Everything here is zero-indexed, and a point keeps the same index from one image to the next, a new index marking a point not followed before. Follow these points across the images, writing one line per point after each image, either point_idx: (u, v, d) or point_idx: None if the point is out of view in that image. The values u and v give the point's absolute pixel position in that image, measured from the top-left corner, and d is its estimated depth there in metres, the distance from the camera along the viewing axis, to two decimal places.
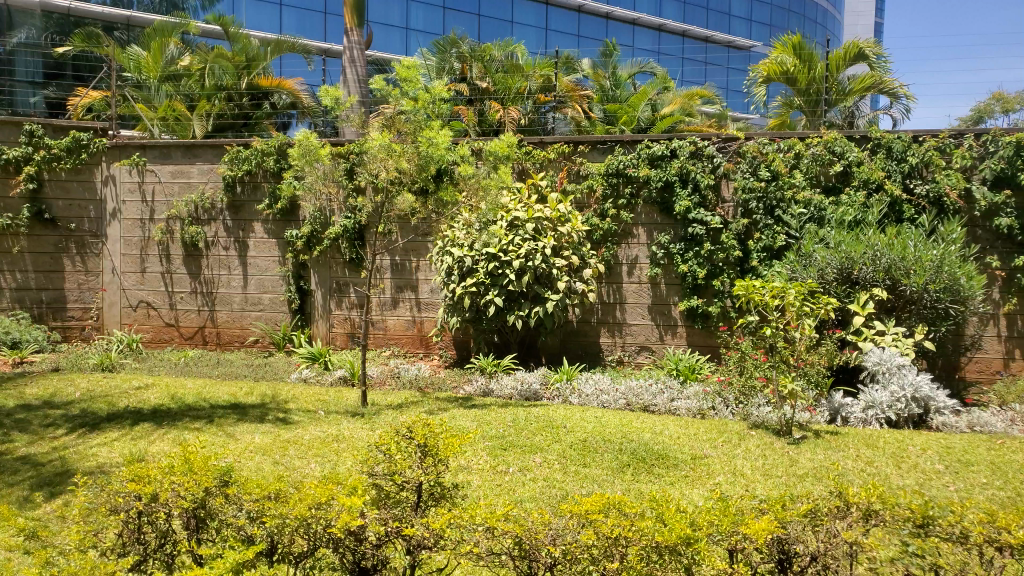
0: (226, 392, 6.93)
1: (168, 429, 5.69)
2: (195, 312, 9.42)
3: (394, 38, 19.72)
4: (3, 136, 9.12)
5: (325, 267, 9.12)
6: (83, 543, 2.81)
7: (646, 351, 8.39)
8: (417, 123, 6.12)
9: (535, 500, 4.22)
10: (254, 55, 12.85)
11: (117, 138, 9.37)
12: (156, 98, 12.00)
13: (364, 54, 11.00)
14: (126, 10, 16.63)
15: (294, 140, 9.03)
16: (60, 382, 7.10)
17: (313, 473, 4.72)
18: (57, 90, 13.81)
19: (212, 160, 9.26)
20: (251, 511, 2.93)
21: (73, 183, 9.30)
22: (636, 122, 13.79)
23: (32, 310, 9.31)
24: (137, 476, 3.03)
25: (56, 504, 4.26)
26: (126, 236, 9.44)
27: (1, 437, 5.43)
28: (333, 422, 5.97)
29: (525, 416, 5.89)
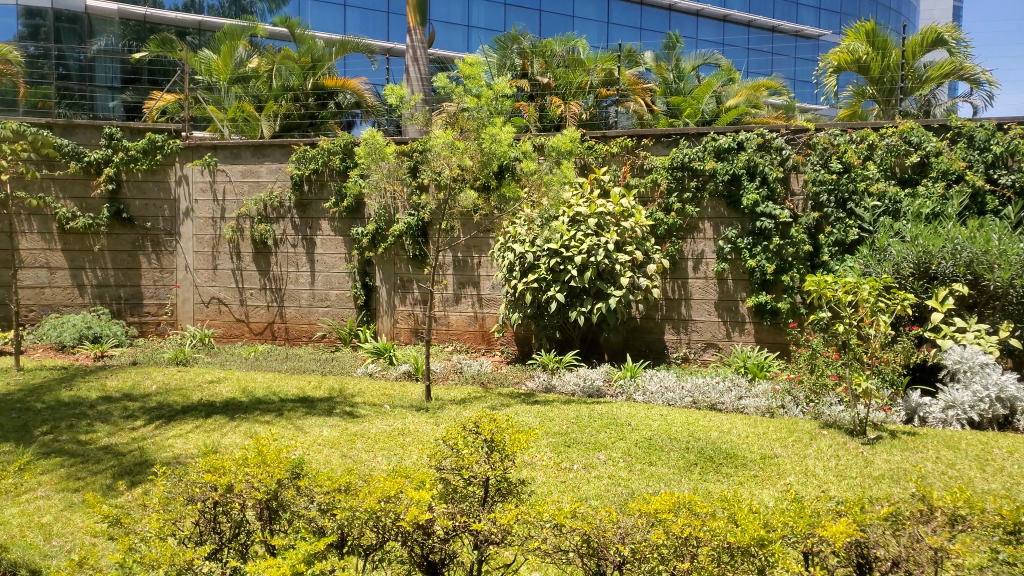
0: (295, 386, 7.10)
1: (240, 421, 5.86)
2: (265, 308, 9.66)
3: (455, 36, 19.83)
4: (85, 139, 9.53)
5: (389, 264, 9.27)
6: (162, 530, 2.91)
7: (712, 348, 8.26)
8: (480, 120, 6.14)
9: (600, 498, 4.18)
10: (319, 55, 13.08)
11: (190, 139, 9.68)
12: (226, 100, 12.35)
13: (427, 52, 11.10)
14: (198, 15, 17.17)
15: (359, 139, 9.18)
16: (138, 375, 7.38)
17: (380, 467, 4.79)
18: (134, 94, 14.37)
19: (280, 159, 9.48)
20: (322, 503, 2.98)
21: (149, 184, 9.66)
22: (701, 115, 13.59)
23: (111, 306, 9.70)
24: (213, 467, 3.13)
25: (137, 492, 4.43)
26: (198, 234, 9.74)
27: (85, 428, 5.68)
28: (399, 417, 6.04)
29: (589, 413, 5.85)
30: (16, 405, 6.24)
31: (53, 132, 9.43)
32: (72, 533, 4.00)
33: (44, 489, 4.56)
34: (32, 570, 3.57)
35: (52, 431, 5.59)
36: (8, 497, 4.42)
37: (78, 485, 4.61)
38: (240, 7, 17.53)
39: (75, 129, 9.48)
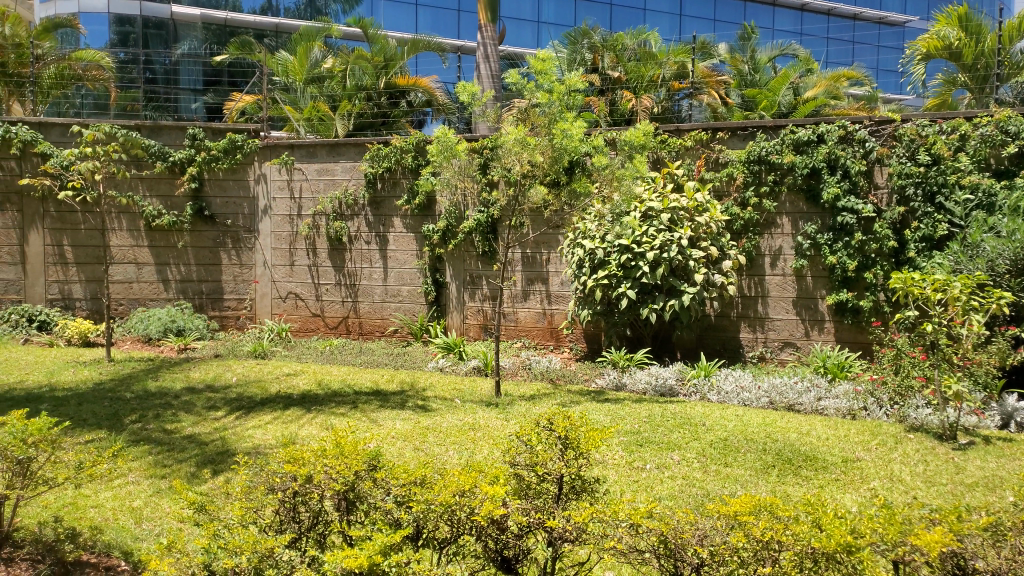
0: (368, 379, 7.24)
1: (316, 413, 6.00)
2: (339, 303, 9.86)
3: (525, 32, 19.84)
4: (170, 140, 9.90)
5: (459, 260, 9.35)
6: (245, 518, 3.00)
7: (790, 348, 8.04)
8: (552, 115, 6.09)
9: (675, 499, 4.12)
10: (391, 55, 13.32)
11: (268, 139, 9.95)
12: (302, 100, 12.54)
13: (498, 49, 11.12)
14: (275, 18, 17.67)
15: (431, 136, 9.25)
16: (219, 367, 7.64)
17: (452, 461, 4.82)
18: (215, 96, 14.89)
19: (355, 158, 9.64)
20: (398, 496, 3.03)
21: (229, 182, 9.99)
22: (778, 107, 13.23)
23: (194, 300, 10.09)
24: (293, 458, 3.21)
25: (220, 480, 4.59)
26: (276, 231, 10.01)
27: (170, 417, 5.91)
28: (469, 411, 6.08)
29: (661, 413, 5.76)
30: (108, 394, 6.55)
31: (141, 133, 9.83)
32: (161, 518, 4.17)
33: (134, 475, 4.77)
34: (124, 552, 3.74)
35: (140, 420, 5.83)
36: (102, 481, 4.63)
37: (165, 472, 4.80)
38: (315, 9, 17.93)
39: (161, 130, 9.85)
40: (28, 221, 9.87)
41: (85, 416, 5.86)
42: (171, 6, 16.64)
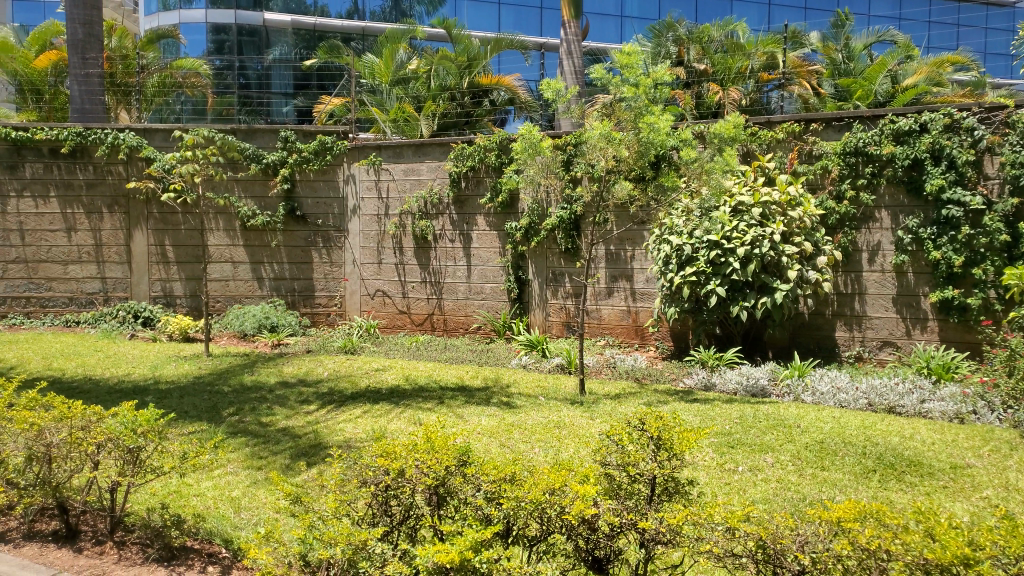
0: (453, 374, 7.33)
1: (404, 408, 6.09)
2: (425, 300, 10.00)
3: (609, 27, 19.70)
4: (264, 143, 10.27)
5: (541, 257, 9.33)
6: (338, 509, 3.11)
7: (890, 347, 7.68)
8: (638, 109, 5.99)
9: (770, 503, 3.98)
10: (475, 54, 13.51)
11: (357, 140, 10.19)
12: (388, 101, 12.88)
13: (581, 45, 11.05)
14: (362, 21, 18.10)
15: (514, 134, 9.24)
16: (311, 362, 7.88)
17: (540, 459, 4.79)
18: (306, 99, 15.60)
19: (439, 157, 9.75)
20: (488, 492, 3.04)
21: (320, 183, 10.28)
22: (874, 96, 12.70)
23: (287, 297, 10.43)
24: (385, 452, 3.25)
25: (313, 472, 4.72)
26: (364, 230, 10.24)
27: (266, 410, 6.12)
28: (555, 409, 6.05)
29: (753, 414, 5.60)
30: (207, 387, 6.84)
31: (237, 136, 10.22)
32: (258, 507, 4.30)
33: (233, 466, 4.95)
34: (225, 540, 3.87)
35: (238, 412, 6.06)
36: (203, 471, 4.83)
37: (261, 464, 4.97)
38: (400, 11, 18.24)
39: (255, 133, 10.22)
40: (134, 222, 10.42)
41: (187, 408, 6.13)
42: (263, 14, 17.34)
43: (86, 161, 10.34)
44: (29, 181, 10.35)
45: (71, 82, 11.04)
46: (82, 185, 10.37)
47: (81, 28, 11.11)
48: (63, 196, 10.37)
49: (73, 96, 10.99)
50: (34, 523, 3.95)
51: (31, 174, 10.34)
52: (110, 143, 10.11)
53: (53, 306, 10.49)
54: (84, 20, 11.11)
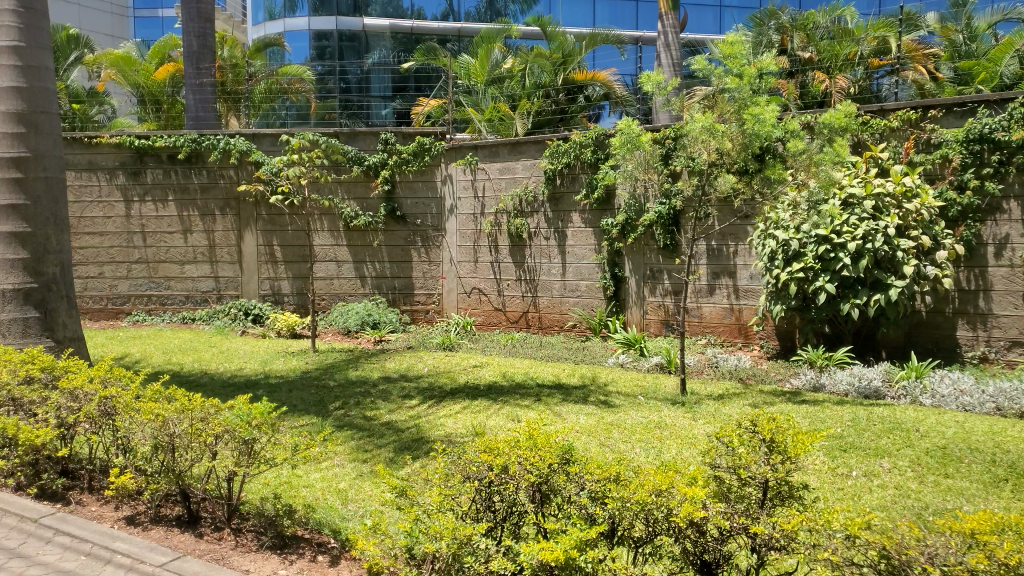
0: (550, 373, 7.30)
1: (502, 404, 6.14)
2: (520, 298, 10.03)
3: (707, 17, 19.24)
4: (366, 145, 10.55)
5: (639, 254, 9.14)
6: (443, 504, 3.14)
7: (1019, 348, 7.16)
8: (742, 100, 5.81)
9: (888, 511, 3.78)
10: (570, 50, 13.53)
11: (454, 140, 10.33)
12: (483, 101, 12.93)
13: (679, 37, 10.84)
14: (457, 23, 18.30)
15: (610, 129, 9.10)
16: (412, 358, 8.04)
17: (642, 459, 4.71)
18: (404, 101, 15.74)
19: (535, 155, 9.73)
20: (593, 491, 3.01)
21: (418, 183, 10.49)
22: (999, 79, 11.69)
23: (388, 295, 10.71)
24: (488, 448, 3.29)
25: (416, 465, 4.79)
26: (461, 229, 10.37)
27: (370, 404, 6.29)
28: (654, 408, 5.96)
29: (867, 416, 5.33)
30: (314, 381, 7.10)
31: (339, 139, 10.55)
32: (364, 500, 4.41)
33: (339, 458, 5.10)
34: (334, 530, 3.98)
35: (344, 406, 6.25)
36: (311, 463, 4.99)
37: (366, 457, 5.10)
38: (495, 11, 18.33)
39: (357, 136, 10.53)
40: (245, 224, 10.91)
41: (296, 402, 6.37)
42: (363, 19, 17.79)
43: (201, 166, 10.90)
44: (150, 186, 10.99)
45: (187, 91, 11.68)
46: (198, 189, 10.93)
47: (196, 40, 11.76)
48: (180, 200, 10.97)
49: (189, 105, 11.62)
50: (159, 508, 4.17)
51: (152, 179, 10.98)
52: (222, 148, 10.63)
53: (172, 303, 11.12)
54: (198, 32, 11.76)
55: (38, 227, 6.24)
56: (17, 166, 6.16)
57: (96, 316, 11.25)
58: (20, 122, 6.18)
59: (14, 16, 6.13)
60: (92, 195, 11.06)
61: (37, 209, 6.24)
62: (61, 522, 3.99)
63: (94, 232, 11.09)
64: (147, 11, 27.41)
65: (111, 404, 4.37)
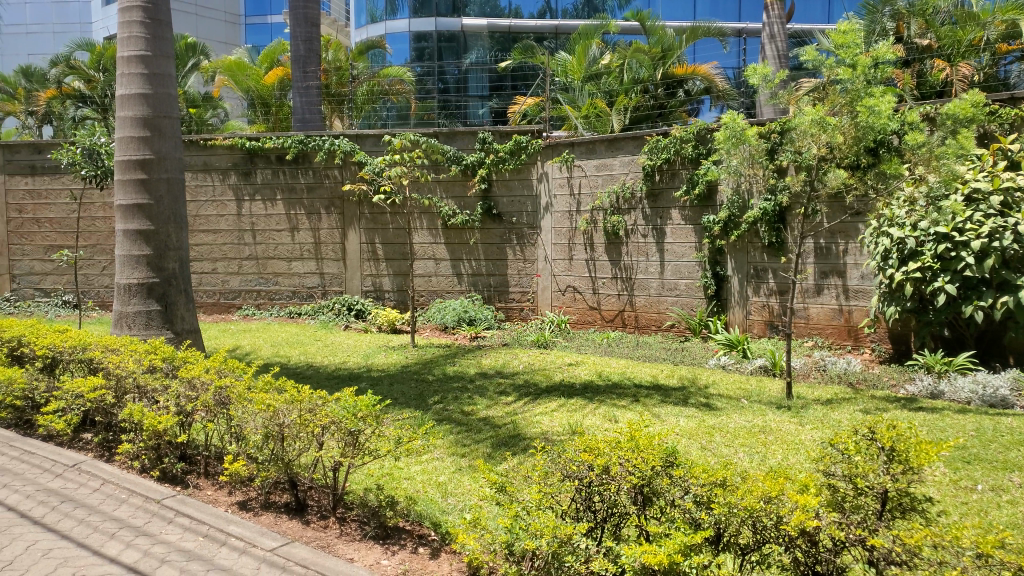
0: (648, 373, 7.19)
1: (599, 404, 6.09)
2: (616, 296, 9.92)
3: (815, 5, 18.54)
4: (463, 145, 10.71)
5: (742, 252, 8.87)
6: (542, 502, 3.14)
7: None
8: (855, 92, 5.54)
9: (1018, 529, 3.52)
10: (669, 45, 13.36)
11: (551, 138, 10.33)
12: (580, 98, 12.67)
13: (785, 27, 10.46)
14: (555, 20, 18.31)
15: (713, 123, 8.88)
16: (508, 355, 8.08)
17: (746, 464, 4.57)
18: (500, 99, 15.84)
19: (633, 151, 9.60)
20: (698, 496, 2.93)
21: (515, 181, 10.54)
22: None
23: (484, 292, 10.82)
24: (589, 448, 3.27)
25: (514, 461, 4.81)
26: (556, 227, 10.35)
27: (467, 399, 6.37)
28: (759, 413, 5.77)
29: (994, 427, 4.98)
30: (413, 375, 7.26)
31: (438, 139, 10.75)
32: (464, 494, 4.46)
33: (439, 452, 5.18)
34: (434, 523, 4.03)
35: (442, 400, 6.35)
36: (412, 456, 5.09)
37: (464, 451, 5.16)
38: (592, 7, 18.16)
39: (455, 136, 10.70)
40: (348, 222, 11.25)
41: (397, 395, 6.51)
42: (461, 19, 18.06)
43: (307, 166, 11.31)
44: (260, 185, 11.48)
45: (294, 94, 12.14)
46: (304, 188, 11.35)
47: (303, 44, 12.10)
48: (288, 199, 11.41)
49: (296, 107, 12.08)
50: (269, 495, 4.34)
51: (262, 179, 11.46)
52: (328, 149, 11.01)
53: (279, 298, 11.60)
54: (305, 37, 12.11)
55: (160, 226, 6.61)
56: (142, 168, 6.54)
57: (210, 310, 11.84)
58: (146, 126, 6.56)
59: (142, 27, 6.51)
60: (207, 195, 11.64)
61: (159, 208, 6.61)
62: (181, 504, 4.21)
63: (208, 230, 11.68)
64: (257, 18, 28.63)
65: (226, 394, 4.61)
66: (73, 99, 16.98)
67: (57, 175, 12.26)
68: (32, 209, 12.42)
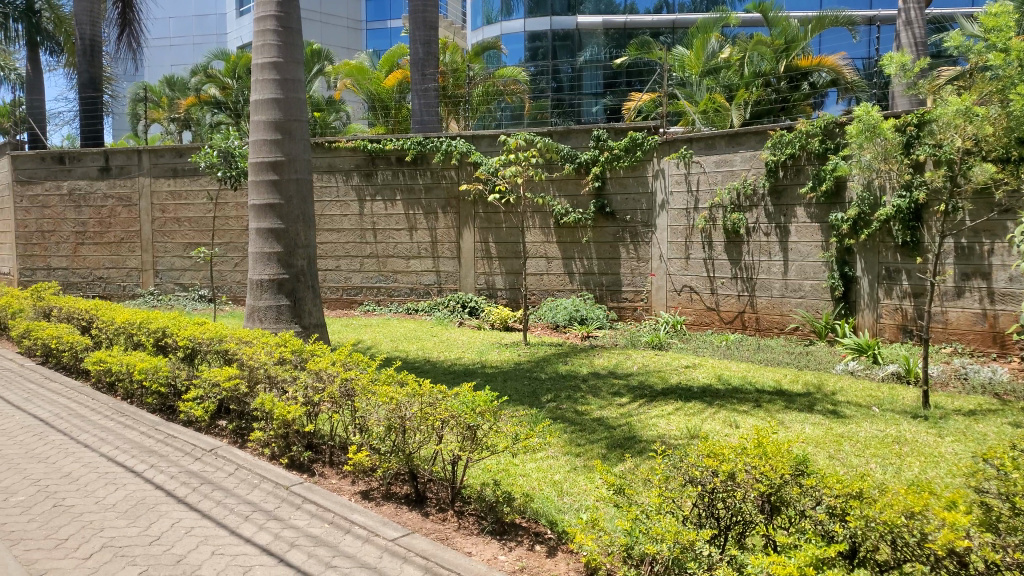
0: (770, 377, 6.93)
1: (718, 408, 5.91)
2: (736, 296, 9.62)
3: None
4: (578, 143, 10.70)
5: (872, 252, 8.40)
6: (662, 506, 3.07)
7: None
8: (1008, 79, 5.10)
9: None
10: (793, 36, 12.76)
11: (667, 135, 10.12)
12: (699, 93, 12.66)
13: (923, 12, 9.83)
14: (671, 15, 17.97)
15: (842, 117, 8.48)
16: (622, 355, 7.99)
17: (880, 476, 4.32)
18: (615, 96, 15.69)
19: (755, 147, 9.28)
20: (832, 507, 2.79)
21: (629, 179, 10.40)
22: None
23: (596, 291, 10.76)
24: (712, 453, 3.17)
25: (632, 463, 4.74)
26: (672, 225, 10.13)
27: (581, 399, 6.33)
28: (892, 422, 5.44)
29: None
30: (526, 373, 7.29)
31: (553, 138, 10.79)
32: (580, 494, 4.43)
33: (553, 450, 5.18)
34: (551, 521, 4.00)
35: (556, 399, 6.35)
36: (527, 453, 5.11)
37: (579, 451, 5.13)
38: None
39: (570, 134, 10.70)
40: (463, 221, 11.45)
41: (512, 392, 6.56)
42: (576, 17, 17.99)
43: (425, 167, 11.59)
44: (381, 186, 11.85)
45: (413, 97, 12.46)
46: (422, 188, 11.64)
47: (421, 47, 12.36)
48: (407, 199, 11.73)
49: (414, 110, 12.41)
50: (390, 486, 4.46)
51: (382, 180, 11.83)
52: (445, 150, 11.24)
53: (398, 295, 11.95)
54: (424, 40, 12.36)
55: (290, 224, 6.94)
56: (274, 169, 6.88)
57: (333, 305, 12.35)
58: (277, 129, 6.89)
59: (275, 36, 6.86)
60: (331, 195, 12.13)
61: (289, 208, 6.93)
62: (309, 491, 4.40)
63: (332, 229, 12.17)
64: (377, 23, 29.60)
65: (350, 386, 4.80)
66: (210, 106, 18.09)
67: (195, 177, 13.09)
68: (173, 210, 13.31)
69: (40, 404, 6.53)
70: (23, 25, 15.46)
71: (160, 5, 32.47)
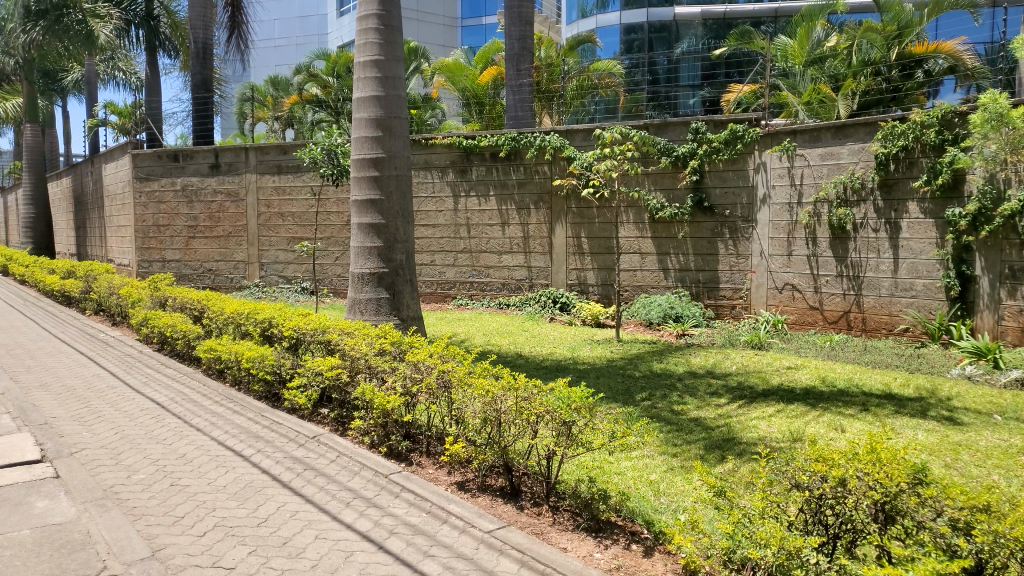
0: (879, 380, 6.60)
1: (823, 411, 5.69)
2: (841, 295, 9.23)
3: None
4: (675, 136, 10.52)
5: (994, 250, 7.85)
6: (766, 510, 2.97)
7: None
8: None
9: None
10: (906, 21, 12.16)
11: (769, 127, 9.80)
12: (801, 84, 12.30)
13: None
14: (773, 4, 17.41)
15: (962, 106, 8.00)
16: (720, 355, 7.79)
17: (1002, 489, 4.04)
18: (712, 89, 15.29)
19: (864, 138, 8.87)
20: (955, 520, 2.63)
21: (729, 172, 10.11)
22: None
23: (692, 288, 10.54)
24: (821, 457, 3.03)
25: (733, 466, 4.61)
26: (773, 221, 9.79)
27: (677, 398, 6.20)
28: (1017, 431, 5.08)
29: None
30: (620, 370, 7.21)
31: (649, 132, 10.65)
32: (677, 494, 4.34)
33: (648, 450, 5.09)
34: (647, 521, 3.92)
35: (651, 398, 6.25)
36: (622, 452, 5.05)
37: (675, 451, 5.03)
38: None
39: (667, 127, 10.54)
40: (556, 217, 11.43)
41: (607, 389, 6.51)
42: (674, 7, 17.68)
43: (519, 162, 11.63)
44: (475, 182, 11.97)
45: (508, 92, 12.51)
46: (515, 184, 11.68)
47: (517, 43, 12.28)
48: (501, 194, 11.79)
49: (509, 106, 12.47)
50: (485, 478, 4.48)
51: (476, 176, 11.95)
52: (538, 145, 11.24)
53: (490, 290, 12.04)
54: (519, 35, 12.39)
55: (390, 220, 7.09)
56: (375, 166, 7.04)
57: (428, 299, 12.58)
58: (379, 127, 7.05)
59: (377, 34, 7.00)
60: (428, 191, 12.34)
61: (389, 204, 7.08)
62: (407, 480, 4.48)
63: (427, 224, 12.38)
64: (473, 20, 29.88)
65: (448, 377, 4.88)
66: (312, 105, 18.69)
67: (298, 173, 13.57)
68: (277, 205, 13.84)
69: (157, 388, 6.93)
70: (143, 29, 16.38)
71: (266, 8, 33.82)
